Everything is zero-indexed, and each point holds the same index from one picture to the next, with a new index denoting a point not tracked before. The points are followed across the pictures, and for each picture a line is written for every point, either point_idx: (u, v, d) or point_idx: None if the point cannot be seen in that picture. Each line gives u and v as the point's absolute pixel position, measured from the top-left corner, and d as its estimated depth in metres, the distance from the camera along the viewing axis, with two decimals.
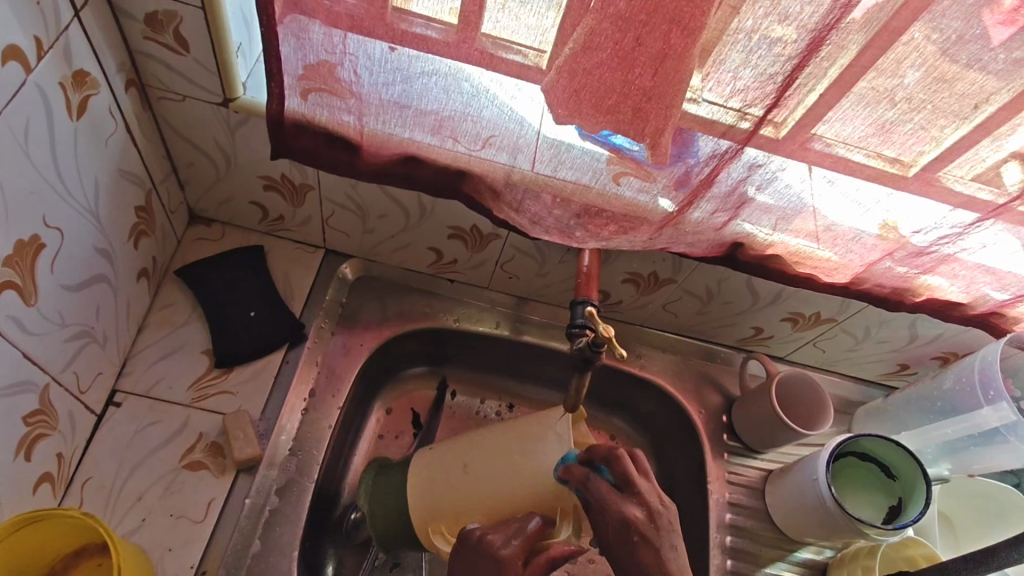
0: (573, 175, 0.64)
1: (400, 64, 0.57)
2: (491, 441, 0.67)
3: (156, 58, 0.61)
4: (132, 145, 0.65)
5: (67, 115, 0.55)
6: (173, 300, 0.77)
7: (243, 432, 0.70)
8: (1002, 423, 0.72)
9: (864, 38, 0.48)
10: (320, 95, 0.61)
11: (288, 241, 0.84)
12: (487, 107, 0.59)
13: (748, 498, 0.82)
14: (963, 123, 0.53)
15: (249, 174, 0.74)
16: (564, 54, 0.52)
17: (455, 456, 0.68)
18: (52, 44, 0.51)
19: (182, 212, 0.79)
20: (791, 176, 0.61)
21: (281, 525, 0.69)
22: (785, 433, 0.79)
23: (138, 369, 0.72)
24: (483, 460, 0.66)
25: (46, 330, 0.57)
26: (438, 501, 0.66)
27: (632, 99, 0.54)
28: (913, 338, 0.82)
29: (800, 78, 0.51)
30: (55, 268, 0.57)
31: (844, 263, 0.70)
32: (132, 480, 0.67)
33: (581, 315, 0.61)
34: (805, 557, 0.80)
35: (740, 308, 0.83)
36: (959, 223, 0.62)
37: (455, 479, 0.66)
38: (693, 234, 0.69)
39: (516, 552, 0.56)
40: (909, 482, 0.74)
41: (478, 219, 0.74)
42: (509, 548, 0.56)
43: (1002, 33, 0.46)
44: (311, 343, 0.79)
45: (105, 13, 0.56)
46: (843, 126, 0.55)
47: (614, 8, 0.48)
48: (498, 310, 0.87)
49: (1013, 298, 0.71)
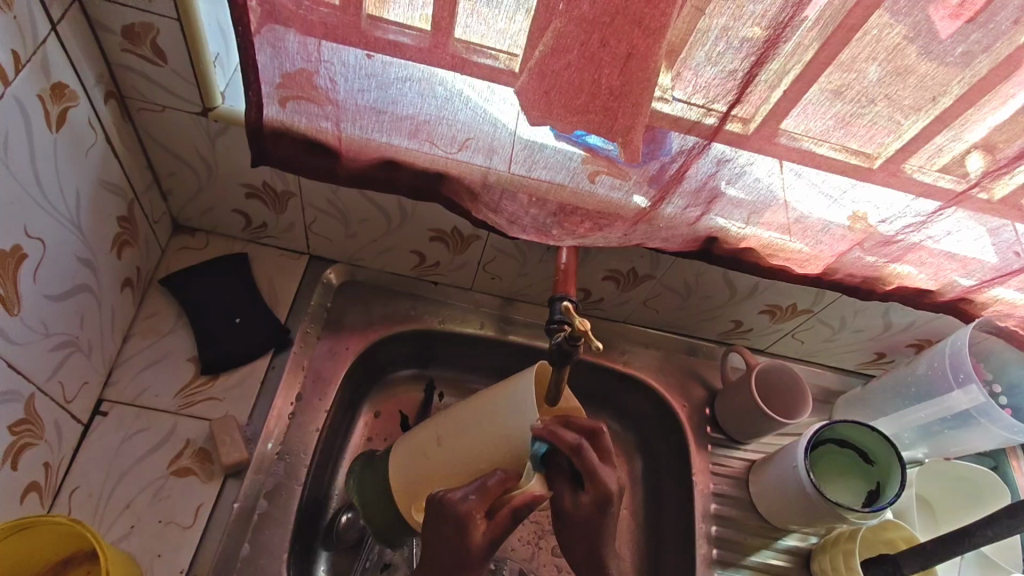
0: (548, 174, 0.65)
1: (375, 70, 0.58)
2: (459, 411, 0.65)
3: (135, 70, 0.62)
4: (113, 155, 0.66)
5: (46, 127, 0.56)
6: (158, 310, 0.78)
7: (231, 437, 0.70)
8: (973, 405, 0.74)
9: (821, 36, 0.50)
10: (298, 102, 0.62)
11: (272, 248, 0.85)
12: (461, 110, 0.61)
13: (732, 488, 0.83)
14: (921, 115, 0.55)
15: (232, 182, 0.75)
16: (534, 57, 0.54)
17: (430, 432, 0.67)
18: (30, 58, 0.52)
19: (165, 222, 0.80)
20: (760, 170, 0.63)
21: (271, 527, 0.70)
22: (764, 423, 0.80)
23: (124, 378, 0.73)
24: (452, 435, 0.64)
25: (29, 340, 0.58)
26: (415, 481, 0.66)
27: (601, 99, 0.55)
28: (888, 326, 0.84)
29: (759, 75, 0.53)
30: (37, 278, 0.58)
31: (815, 254, 0.72)
32: (119, 489, 0.67)
33: (559, 310, 0.62)
34: (789, 544, 0.81)
35: (719, 302, 0.84)
36: (922, 212, 0.64)
37: (433, 458, 0.65)
38: (667, 229, 0.71)
39: (476, 506, 0.56)
40: (886, 465, 0.76)
41: (458, 221, 0.76)
42: (469, 502, 0.56)
43: (948, 27, 0.48)
44: (296, 348, 0.79)
45: (83, 27, 0.57)
46: (806, 121, 0.57)
47: (579, 11, 0.50)
48: (482, 311, 0.88)
49: (979, 284, 0.73)
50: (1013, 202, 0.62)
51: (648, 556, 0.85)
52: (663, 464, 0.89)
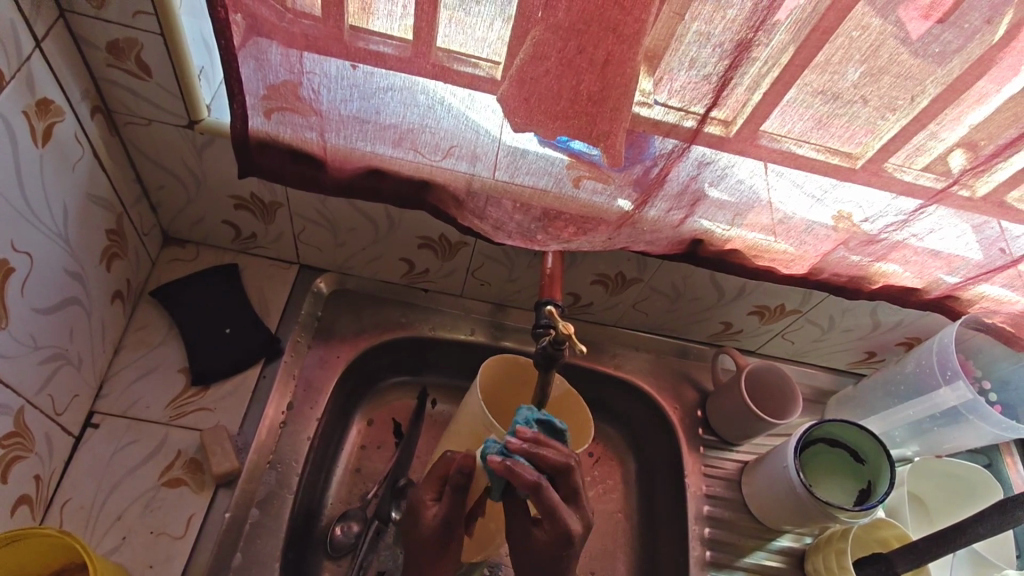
0: (531, 179, 0.66)
1: (358, 80, 0.59)
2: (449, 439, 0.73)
3: (121, 84, 0.63)
4: (101, 169, 0.67)
5: (32, 142, 0.56)
6: (150, 321, 0.78)
7: (222, 447, 0.71)
8: (961, 401, 0.74)
9: (795, 39, 0.50)
10: (283, 113, 0.63)
11: (262, 259, 0.85)
12: (444, 118, 0.61)
13: (725, 489, 0.83)
14: (900, 115, 0.55)
15: (220, 194, 0.75)
16: (514, 65, 0.55)
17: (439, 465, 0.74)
18: (15, 75, 0.53)
19: (156, 234, 0.81)
20: (742, 171, 0.63)
21: (263, 537, 0.70)
22: (755, 424, 0.81)
23: (115, 390, 0.73)
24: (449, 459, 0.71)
25: (17, 353, 0.58)
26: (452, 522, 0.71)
27: (580, 105, 0.56)
28: (877, 325, 0.84)
29: (735, 78, 0.54)
30: (25, 291, 0.58)
31: (801, 254, 0.72)
32: (111, 500, 0.67)
33: (543, 315, 0.62)
34: (783, 544, 0.81)
35: (708, 304, 0.85)
36: (904, 210, 0.65)
37: None
38: (652, 232, 0.71)
39: (428, 493, 0.61)
40: (877, 465, 0.76)
41: (446, 227, 0.76)
42: (423, 492, 0.61)
43: (918, 27, 0.49)
44: (287, 357, 0.79)
45: (68, 43, 0.58)
46: (785, 122, 0.57)
47: (556, 18, 0.50)
48: (473, 317, 0.89)
49: (965, 281, 0.73)
50: (994, 199, 0.62)
51: (642, 559, 0.85)
52: (656, 466, 0.89)
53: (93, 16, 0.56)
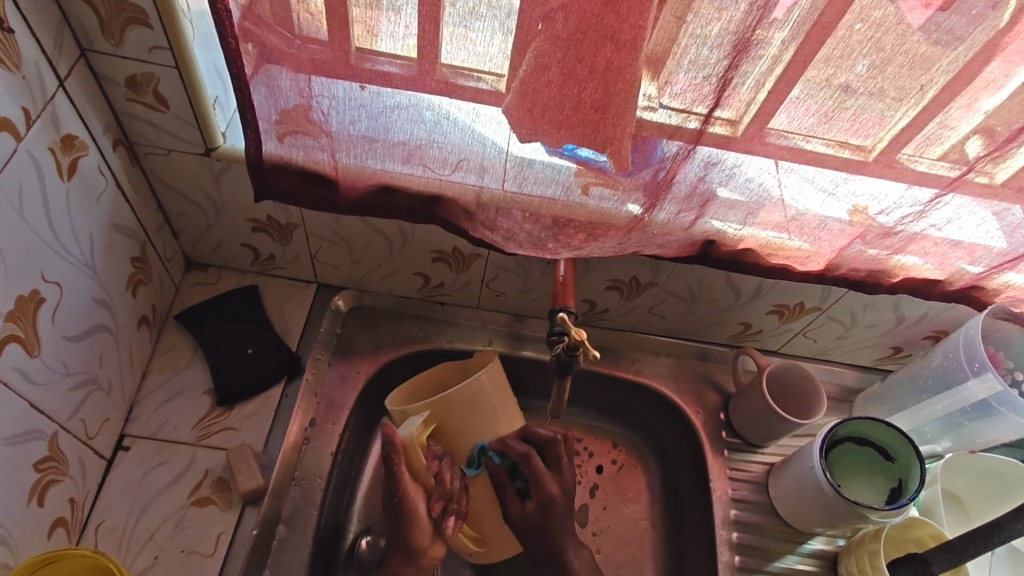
0: (539, 189, 0.67)
1: (366, 100, 0.60)
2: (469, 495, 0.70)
3: (141, 118, 0.65)
4: (124, 200, 0.69)
5: (58, 177, 0.59)
6: (175, 345, 0.80)
7: (247, 465, 0.72)
8: (991, 394, 0.72)
9: (797, 35, 0.50)
10: (295, 136, 0.64)
11: (280, 279, 0.87)
12: (450, 132, 0.62)
13: (752, 493, 0.82)
14: (908, 106, 0.55)
15: (238, 219, 0.77)
16: (517, 77, 0.55)
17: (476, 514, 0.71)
18: (40, 114, 0.55)
19: (179, 260, 0.83)
20: (751, 170, 0.63)
21: (291, 553, 0.71)
22: (779, 425, 0.79)
23: (145, 413, 0.75)
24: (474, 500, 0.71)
25: (50, 380, 0.61)
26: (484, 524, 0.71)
27: (582, 112, 0.57)
28: (901, 320, 0.83)
29: (736, 78, 0.54)
30: (56, 320, 0.61)
31: (816, 251, 0.72)
32: (142, 521, 0.69)
33: (556, 322, 0.63)
34: (815, 547, 0.80)
35: (725, 305, 0.84)
36: (919, 201, 0.64)
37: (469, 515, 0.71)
38: (662, 235, 0.71)
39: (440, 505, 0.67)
40: (906, 461, 0.74)
41: (458, 241, 0.77)
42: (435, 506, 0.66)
43: (920, 16, 0.48)
44: (308, 375, 0.80)
45: (88, 80, 0.61)
46: (792, 117, 0.57)
47: (554, 29, 0.51)
48: (490, 328, 0.89)
49: (988, 270, 0.71)
50: (1015, 184, 0.61)
51: (671, 565, 0.85)
52: (682, 470, 0.88)
53: (110, 52, 0.58)
